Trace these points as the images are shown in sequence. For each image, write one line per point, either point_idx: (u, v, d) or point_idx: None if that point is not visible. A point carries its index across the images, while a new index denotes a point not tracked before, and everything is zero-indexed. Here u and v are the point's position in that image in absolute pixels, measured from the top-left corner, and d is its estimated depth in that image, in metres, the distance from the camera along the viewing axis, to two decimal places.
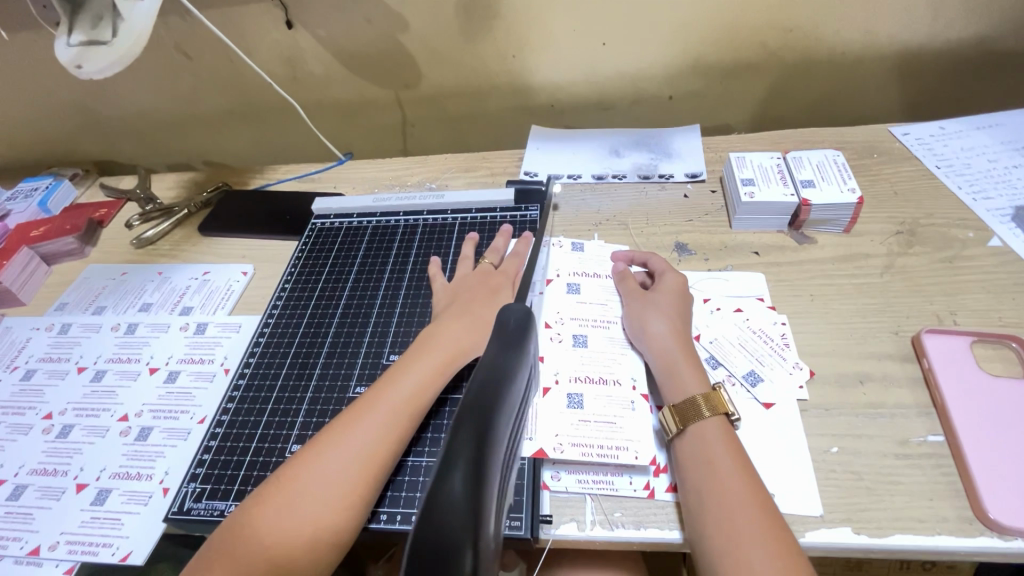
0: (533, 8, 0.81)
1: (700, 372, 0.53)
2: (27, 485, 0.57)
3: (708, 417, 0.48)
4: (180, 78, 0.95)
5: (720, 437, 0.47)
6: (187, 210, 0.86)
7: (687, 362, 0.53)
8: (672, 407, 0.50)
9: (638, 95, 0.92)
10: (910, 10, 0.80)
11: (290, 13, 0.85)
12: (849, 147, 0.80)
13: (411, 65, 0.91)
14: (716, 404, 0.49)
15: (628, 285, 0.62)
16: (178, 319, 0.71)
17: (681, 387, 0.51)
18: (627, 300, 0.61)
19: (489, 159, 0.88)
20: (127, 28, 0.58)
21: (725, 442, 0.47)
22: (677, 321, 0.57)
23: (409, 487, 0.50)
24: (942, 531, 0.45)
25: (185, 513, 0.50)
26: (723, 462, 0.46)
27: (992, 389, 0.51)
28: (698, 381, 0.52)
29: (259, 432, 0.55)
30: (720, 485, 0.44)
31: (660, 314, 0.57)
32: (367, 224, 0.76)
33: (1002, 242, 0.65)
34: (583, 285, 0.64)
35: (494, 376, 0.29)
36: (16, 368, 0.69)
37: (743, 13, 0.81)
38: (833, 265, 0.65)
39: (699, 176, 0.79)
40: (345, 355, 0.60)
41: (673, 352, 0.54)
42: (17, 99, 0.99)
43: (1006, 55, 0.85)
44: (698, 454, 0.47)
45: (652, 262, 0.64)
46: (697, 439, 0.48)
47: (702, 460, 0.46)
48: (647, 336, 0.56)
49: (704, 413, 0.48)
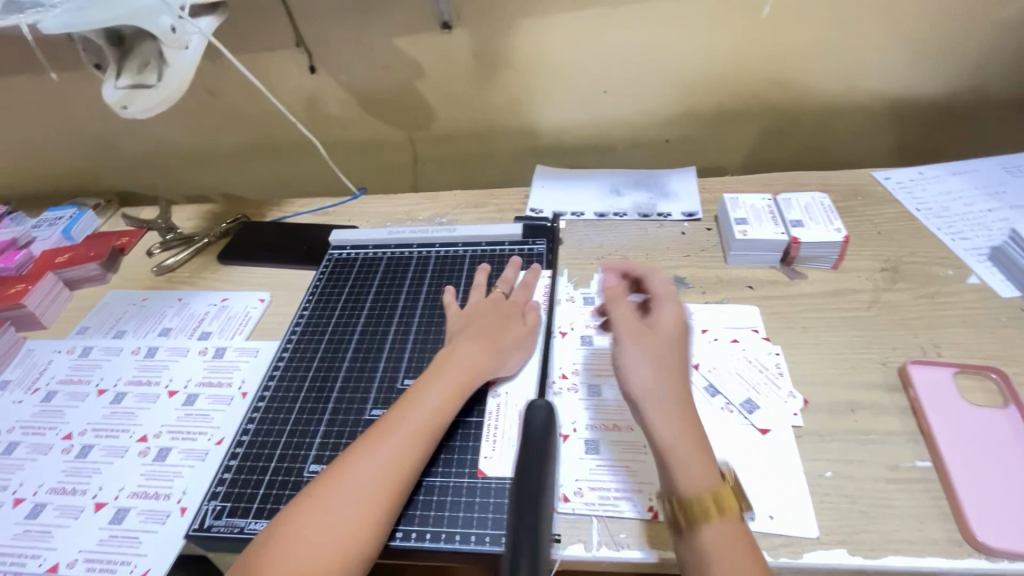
0: (540, 59, 0.88)
1: (710, 456, 0.47)
2: (45, 504, 0.59)
3: (716, 520, 0.43)
4: (207, 116, 1.01)
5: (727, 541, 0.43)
6: (207, 240, 0.90)
7: (693, 447, 0.47)
8: (676, 501, 0.45)
9: (637, 139, 0.99)
10: (887, 66, 0.87)
11: (314, 59, 0.91)
12: (835, 190, 0.85)
13: (424, 108, 0.97)
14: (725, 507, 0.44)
15: (622, 311, 0.55)
16: (196, 344, 0.74)
17: (686, 476, 0.45)
18: (624, 327, 0.54)
19: (497, 197, 0.93)
20: (172, 74, 0.64)
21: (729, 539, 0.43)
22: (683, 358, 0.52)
23: (424, 506, 0.52)
24: (933, 552, 0.47)
25: (206, 530, 0.52)
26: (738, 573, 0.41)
27: (973, 417, 0.55)
28: (707, 472, 0.45)
29: (278, 452, 0.57)
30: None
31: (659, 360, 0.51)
32: (382, 255, 0.80)
33: (980, 280, 0.70)
34: (597, 336, 0.66)
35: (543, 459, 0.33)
36: (37, 390, 0.71)
37: (733, 67, 0.88)
38: (823, 299, 0.69)
39: (695, 215, 0.84)
40: (360, 378, 0.63)
41: (676, 436, 0.47)
42: (49, 133, 1.05)
43: (977, 107, 0.92)
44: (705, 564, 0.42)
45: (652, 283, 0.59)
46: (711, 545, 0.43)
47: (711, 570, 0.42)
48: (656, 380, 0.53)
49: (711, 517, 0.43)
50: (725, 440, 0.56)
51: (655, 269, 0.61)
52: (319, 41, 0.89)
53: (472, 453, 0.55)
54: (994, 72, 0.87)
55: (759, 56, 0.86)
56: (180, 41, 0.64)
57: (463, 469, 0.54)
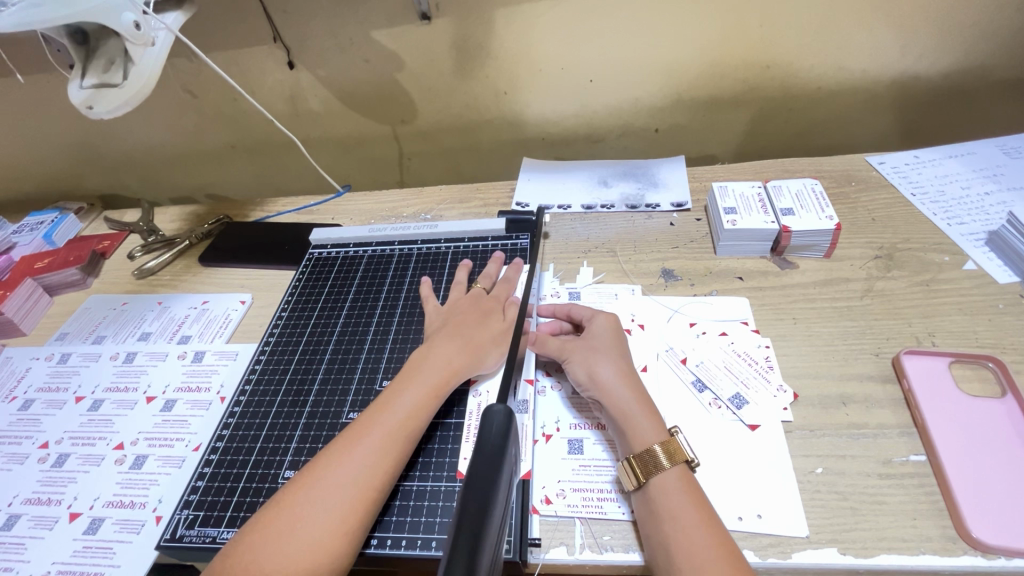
0: (522, 48, 0.86)
1: (658, 418, 0.51)
2: (20, 515, 0.57)
3: (667, 468, 0.47)
4: (186, 116, 0.99)
5: (680, 488, 0.46)
6: (188, 242, 0.89)
7: (642, 410, 0.51)
8: (631, 459, 0.48)
9: (624, 128, 0.96)
10: (882, 48, 0.84)
11: (292, 54, 0.89)
12: (828, 176, 0.83)
13: (407, 102, 0.95)
14: (675, 453, 0.48)
15: (552, 341, 0.59)
16: (175, 348, 0.72)
17: (640, 435, 0.50)
18: (564, 352, 0.58)
19: (482, 191, 0.91)
20: (137, 72, 0.63)
21: (686, 491, 0.46)
22: (623, 363, 0.56)
23: (400, 512, 0.50)
24: (927, 550, 0.45)
25: (177, 540, 0.51)
26: (687, 516, 0.44)
27: (968, 409, 0.53)
28: (654, 428, 0.50)
29: (253, 457, 0.56)
30: (680, 530, 0.43)
31: (607, 360, 0.56)
32: (364, 253, 0.79)
33: (977, 265, 0.67)
34: None
35: (495, 456, 0.30)
36: (14, 399, 0.70)
37: (721, 52, 0.85)
38: (815, 289, 0.67)
39: (684, 205, 0.82)
40: (338, 381, 0.62)
41: (628, 403, 0.52)
42: (29, 136, 1.03)
43: (975, 87, 0.89)
44: (658, 510, 0.45)
45: (575, 311, 0.63)
46: (660, 491, 0.46)
47: (661, 515, 0.45)
48: (599, 383, 0.54)
49: (664, 464, 0.47)
50: (712, 437, 0.54)
51: (594, 311, 0.62)
52: (295, 35, 0.87)
53: (450, 456, 0.54)
54: (991, 51, 0.84)
55: (748, 39, 0.84)
56: (146, 39, 0.62)
57: (441, 473, 0.53)
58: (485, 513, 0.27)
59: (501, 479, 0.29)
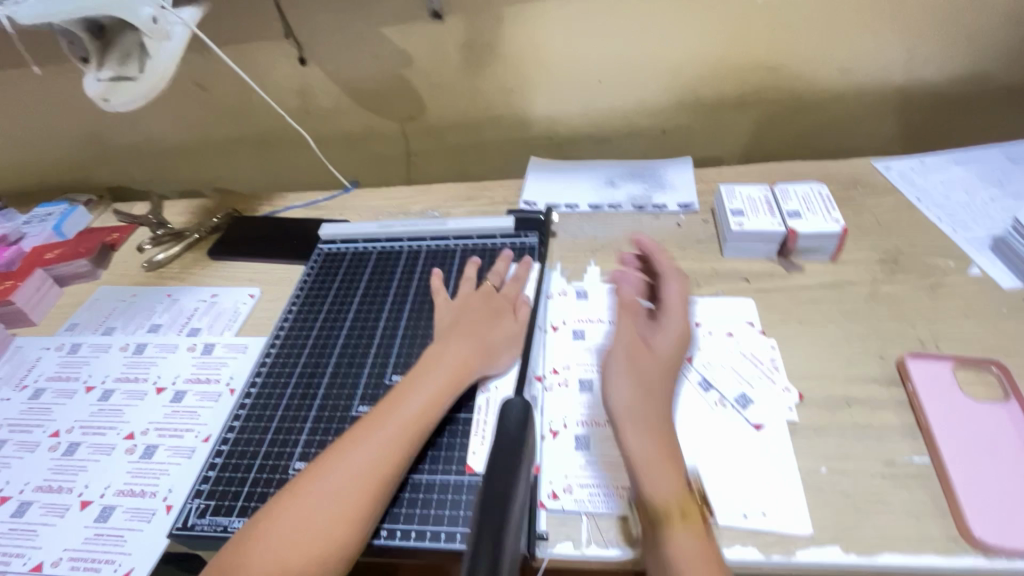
0: (533, 48, 0.86)
1: (676, 471, 0.47)
2: (32, 502, 0.58)
3: (679, 531, 0.44)
4: (197, 110, 1.00)
5: (691, 556, 0.43)
6: (198, 235, 0.89)
7: (662, 461, 0.47)
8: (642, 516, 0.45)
9: (632, 129, 0.97)
10: (889, 53, 0.85)
11: (304, 50, 0.90)
12: (834, 180, 0.84)
13: (416, 100, 0.96)
14: (689, 517, 0.45)
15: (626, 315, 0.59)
16: (185, 340, 0.73)
17: (654, 491, 0.46)
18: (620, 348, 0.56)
19: (490, 190, 0.92)
20: (154, 64, 0.63)
21: (698, 558, 0.43)
22: (656, 396, 0.52)
23: (409, 504, 0.51)
24: (930, 549, 0.46)
25: (189, 528, 0.51)
26: None
27: (971, 412, 0.53)
28: (672, 484, 0.46)
29: (264, 448, 0.57)
30: None
31: (637, 389, 0.52)
32: (372, 249, 0.79)
33: (981, 271, 0.68)
34: (588, 330, 0.65)
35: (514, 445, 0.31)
36: (26, 388, 0.71)
37: (730, 55, 0.86)
38: (820, 292, 0.68)
39: (691, 207, 0.82)
40: (348, 375, 0.62)
41: (647, 451, 0.48)
42: (40, 127, 1.04)
43: (981, 94, 0.90)
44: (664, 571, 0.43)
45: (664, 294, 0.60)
46: (669, 553, 0.43)
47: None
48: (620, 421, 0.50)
49: (676, 527, 0.44)
50: (717, 435, 0.54)
51: (677, 313, 0.58)
52: (308, 32, 0.87)
53: (459, 450, 0.54)
54: (998, 58, 0.85)
55: (757, 43, 0.84)
56: (162, 32, 0.63)
57: (450, 466, 0.53)
58: (506, 500, 0.28)
59: (521, 470, 0.31)
